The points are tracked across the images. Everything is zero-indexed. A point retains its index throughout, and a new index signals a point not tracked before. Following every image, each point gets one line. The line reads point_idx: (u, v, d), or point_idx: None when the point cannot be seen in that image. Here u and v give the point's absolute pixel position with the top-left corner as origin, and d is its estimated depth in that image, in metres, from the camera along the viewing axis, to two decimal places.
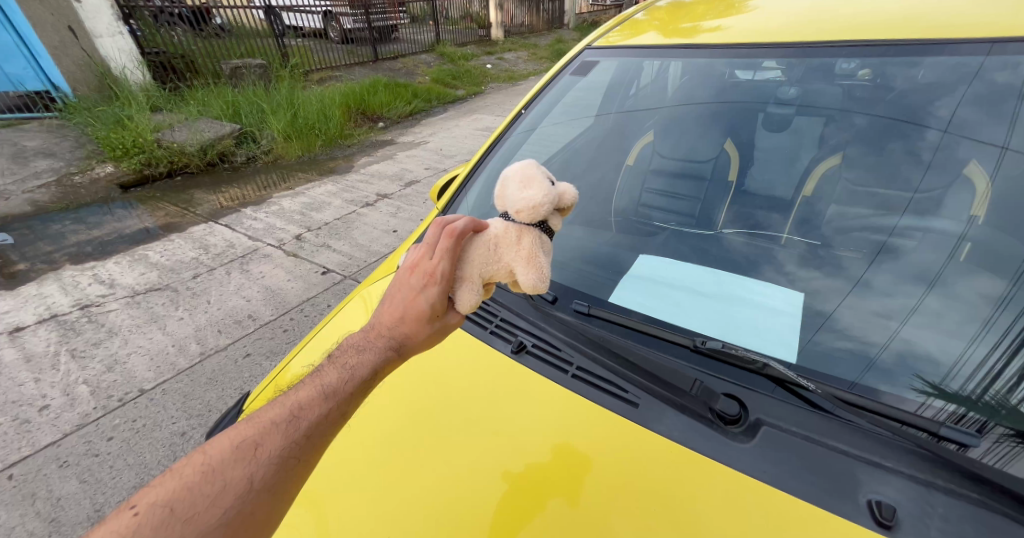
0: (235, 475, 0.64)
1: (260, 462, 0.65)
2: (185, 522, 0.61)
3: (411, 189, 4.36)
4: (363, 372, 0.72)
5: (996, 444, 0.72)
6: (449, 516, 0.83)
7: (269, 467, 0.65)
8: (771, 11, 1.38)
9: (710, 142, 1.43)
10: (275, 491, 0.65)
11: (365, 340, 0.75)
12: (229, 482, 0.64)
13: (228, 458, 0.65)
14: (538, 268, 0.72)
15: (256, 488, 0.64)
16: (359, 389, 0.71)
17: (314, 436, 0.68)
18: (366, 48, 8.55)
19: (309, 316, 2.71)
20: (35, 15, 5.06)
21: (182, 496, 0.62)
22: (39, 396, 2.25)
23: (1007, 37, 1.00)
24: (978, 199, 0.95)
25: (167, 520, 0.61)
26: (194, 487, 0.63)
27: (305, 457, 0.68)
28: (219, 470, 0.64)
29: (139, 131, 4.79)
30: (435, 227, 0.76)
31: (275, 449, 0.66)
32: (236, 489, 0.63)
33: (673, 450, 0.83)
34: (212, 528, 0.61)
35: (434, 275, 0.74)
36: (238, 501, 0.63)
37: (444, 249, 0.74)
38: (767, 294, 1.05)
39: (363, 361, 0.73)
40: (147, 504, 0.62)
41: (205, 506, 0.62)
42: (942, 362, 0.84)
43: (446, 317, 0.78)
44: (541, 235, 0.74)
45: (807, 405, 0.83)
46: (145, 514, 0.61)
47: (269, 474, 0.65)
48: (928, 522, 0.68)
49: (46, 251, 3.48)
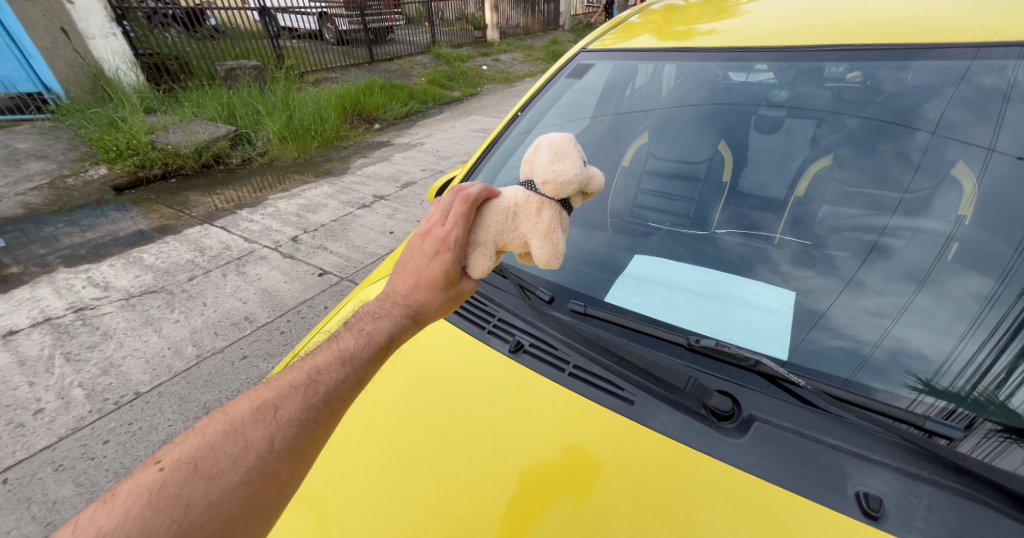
0: (258, 434, 0.64)
1: (281, 424, 0.65)
2: (207, 480, 0.60)
3: (408, 190, 4.37)
4: (382, 335, 0.74)
5: (984, 439, 0.74)
6: (451, 511, 0.84)
7: (290, 428, 0.65)
8: (763, 14, 1.40)
9: (704, 143, 1.46)
10: (296, 453, 0.65)
11: (380, 308, 0.77)
12: (251, 440, 0.63)
13: (251, 417, 0.65)
14: (556, 244, 0.75)
15: (277, 448, 0.64)
16: (375, 356, 0.73)
17: (336, 398, 0.69)
18: (362, 50, 8.55)
19: (306, 318, 2.71)
20: (28, 16, 5.03)
21: (204, 452, 0.62)
22: (34, 400, 2.24)
23: (993, 41, 1.02)
24: (966, 199, 0.97)
25: (190, 476, 0.60)
26: (217, 445, 0.63)
27: (326, 419, 0.68)
28: (241, 430, 0.64)
29: (133, 132, 4.78)
30: (449, 195, 0.79)
31: (296, 411, 0.66)
32: (258, 449, 0.63)
33: (669, 446, 0.85)
34: (234, 486, 0.61)
35: (446, 241, 0.77)
36: (260, 460, 0.63)
37: (457, 214, 0.77)
38: (759, 293, 1.07)
39: (380, 327, 0.74)
40: (170, 461, 0.61)
41: (227, 464, 0.62)
42: (932, 359, 0.86)
43: (459, 285, 0.81)
44: (560, 212, 0.75)
45: (799, 400, 0.84)
46: (169, 470, 0.61)
47: (290, 435, 0.65)
48: (914, 512, 0.70)
49: (39, 255, 3.46)
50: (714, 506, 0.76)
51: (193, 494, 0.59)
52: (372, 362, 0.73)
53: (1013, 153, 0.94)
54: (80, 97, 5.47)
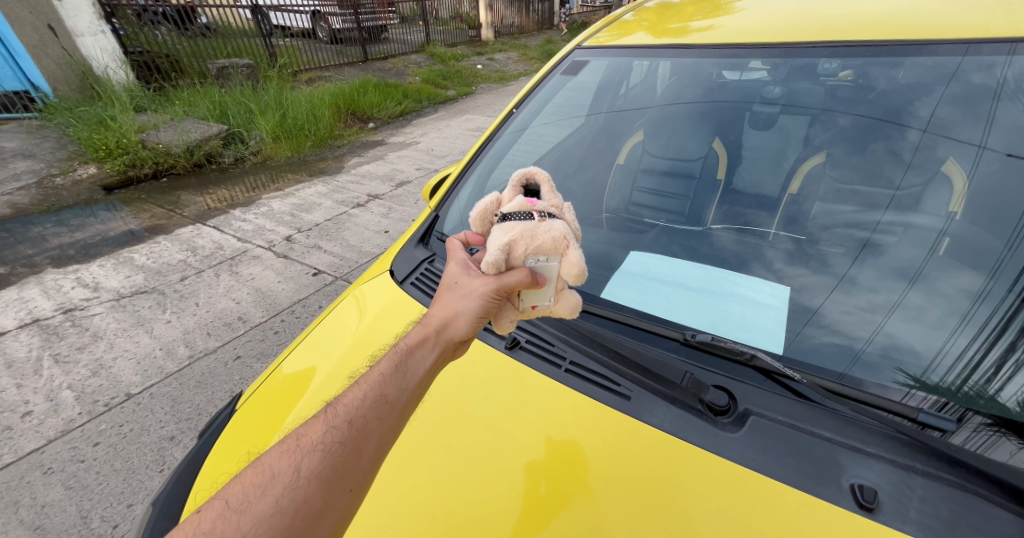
0: (284, 464, 0.69)
1: (304, 452, 0.69)
2: (238, 514, 0.64)
3: (403, 189, 4.35)
4: (399, 352, 0.78)
5: (975, 432, 0.75)
6: (450, 515, 0.83)
7: (313, 453, 0.69)
8: (758, 11, 1.40)
9: (699, 141, 1.45)
10: (323, 479, 0.67)
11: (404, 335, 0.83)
12: (278, 470, 0.68)
13: (278, 452, 0.71)
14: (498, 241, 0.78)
15: (303, 475, 0.67)
16: (393, 374, 0.76)
17: (356, 417, 0.72)
18: (355, 48, 8.51)
19: (300, 317, 2.69)
20: (14, 13, 4.95)
21: (234, 488, 0.68)
22: (21, 402, 2.21)
23: (983, 38, 1.03)
24: (956, 197, 0.98)
25: (225, 512, 0.65)
26: (250, 482, 0.68)
27: (348, 439, 0.70)
28: (270, 463, 0.69)
29: (123, 131, 4.72)
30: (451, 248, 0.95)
31: (317, 437, 0.71)
32: (285, 478, 0.67)
33: (665, 442, 0.84)
34: (264, 515, 0.64)
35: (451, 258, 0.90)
36: (287, 488, 0.66)
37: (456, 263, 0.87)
38: (753, 288, 1.07)
39: (398, 348, 0.79)
40: (209, 503, 0.67)
41: (257, 495, 0.66)
42: (924, 354, 0.86)
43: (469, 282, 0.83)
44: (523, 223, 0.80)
45: (794, 394, 0.85)
46: (206, 510, 0.66)
47: (314, 461, 0.68)
48: (907, 503, 0.71)
49: (27, 255, 3.41)
50: (711, 503, 0.76)
51: (226, 528, 0.63)
52: (393, 378, 0.75)
53: (1002, 150, 0.95)
54: (68, 95, 5.39)
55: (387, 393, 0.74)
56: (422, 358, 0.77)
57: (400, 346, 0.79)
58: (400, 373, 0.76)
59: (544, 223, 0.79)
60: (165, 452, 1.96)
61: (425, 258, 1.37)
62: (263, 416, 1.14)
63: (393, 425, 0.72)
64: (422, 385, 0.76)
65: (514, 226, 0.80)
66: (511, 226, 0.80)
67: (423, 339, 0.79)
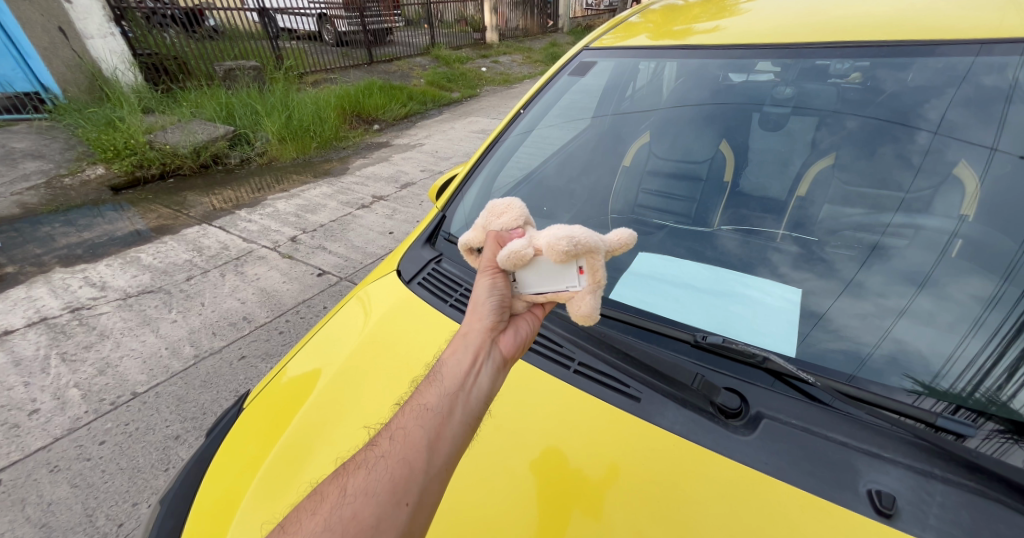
0: (333, 486, 0.72)
1: (353, 472, 0.72)
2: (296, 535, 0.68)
3: (407, 191, 4.36)
4: (436, 366, 0.78)
5: (988, 438, 0.74)
6: (458, 515, 0.84)
7: (359, 472, 0.71)
8: (765, 13, 1.40)
9: (704, 143, 1.43)
10: (371, 492, 0.68)
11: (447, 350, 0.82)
12: (327, 493, 0.72)
13: (332, 475, 0.75)
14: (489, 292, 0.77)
15: (351, 492, 0.69)
16: (428, 380, 0.77)
17: (398, 431, 0.73)
18: (361, 51, 8.58)
19: (305, 318, 2.70)
20: (26, 16, 5.01)
21: (292, 514, 0.72)
22: (29, 401, 2.22)
23: (995, 39, 1.03)
24: (968, 199, 0.97)
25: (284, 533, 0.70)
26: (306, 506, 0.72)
27: (394, 449, 0.71)
28: (321, 488, 0.73)
29: (131, 132, 4.78)
30: None
31: (363, 458, 0.74)
32: (335, 498, 0.70)
33: (674, 442, 0.84)
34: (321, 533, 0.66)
35: None
36: (337, 507, 0.68)
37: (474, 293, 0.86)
38: (761, 291, 1.07)
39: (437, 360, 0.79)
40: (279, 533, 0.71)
41: (309, 517, 0.69)
42: (933, 361, 0.85)
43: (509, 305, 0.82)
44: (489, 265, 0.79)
45: (806, 397, 0.85)
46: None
47: (360, 478, 0.70)
48: (926, 509, 0.70)
49: (35, 254, 3.44)
50: (716, 508, 0.75)
51: None
52: (432, 387, 0.75)
53: (1015, 153, 0.94)
54: (77, 96, 5.46)
55: (426, 402, 0.74)
56: (457, 361, 0.76)
57: (438, 360, 0.79)
58: (436, 381, 0.75)
59: (546, 236, 0.73)
60: (170, 452, 1.96)
61: (432, 258, 1.37)
62: (269, 418, 1.14)
63: (437, 431, 0.71)
64: (464, 389, 0.74)
65: (529, 270, 0.76)
66: (528, 274, 0.76)
67: (456, 347, 0.78)
